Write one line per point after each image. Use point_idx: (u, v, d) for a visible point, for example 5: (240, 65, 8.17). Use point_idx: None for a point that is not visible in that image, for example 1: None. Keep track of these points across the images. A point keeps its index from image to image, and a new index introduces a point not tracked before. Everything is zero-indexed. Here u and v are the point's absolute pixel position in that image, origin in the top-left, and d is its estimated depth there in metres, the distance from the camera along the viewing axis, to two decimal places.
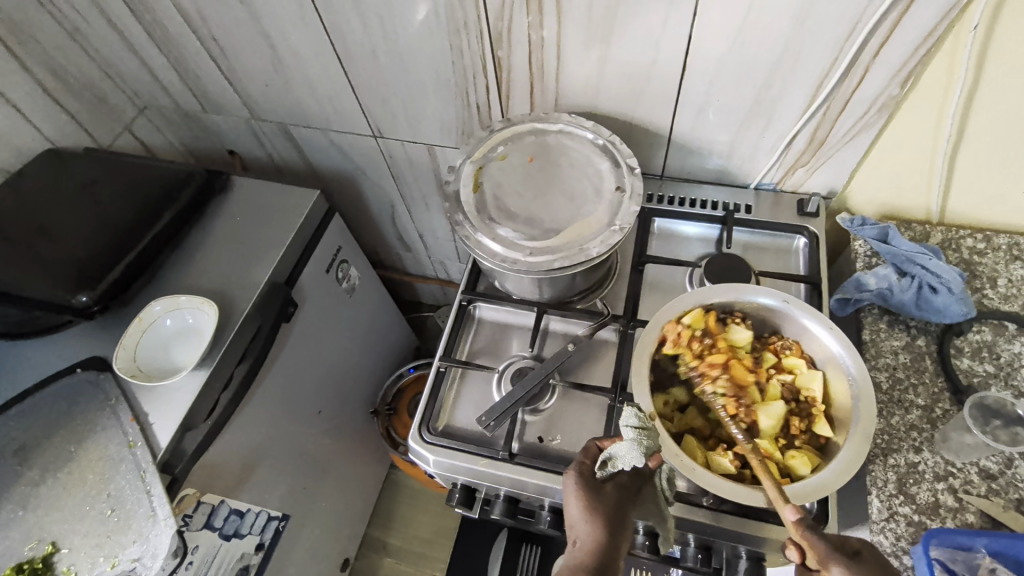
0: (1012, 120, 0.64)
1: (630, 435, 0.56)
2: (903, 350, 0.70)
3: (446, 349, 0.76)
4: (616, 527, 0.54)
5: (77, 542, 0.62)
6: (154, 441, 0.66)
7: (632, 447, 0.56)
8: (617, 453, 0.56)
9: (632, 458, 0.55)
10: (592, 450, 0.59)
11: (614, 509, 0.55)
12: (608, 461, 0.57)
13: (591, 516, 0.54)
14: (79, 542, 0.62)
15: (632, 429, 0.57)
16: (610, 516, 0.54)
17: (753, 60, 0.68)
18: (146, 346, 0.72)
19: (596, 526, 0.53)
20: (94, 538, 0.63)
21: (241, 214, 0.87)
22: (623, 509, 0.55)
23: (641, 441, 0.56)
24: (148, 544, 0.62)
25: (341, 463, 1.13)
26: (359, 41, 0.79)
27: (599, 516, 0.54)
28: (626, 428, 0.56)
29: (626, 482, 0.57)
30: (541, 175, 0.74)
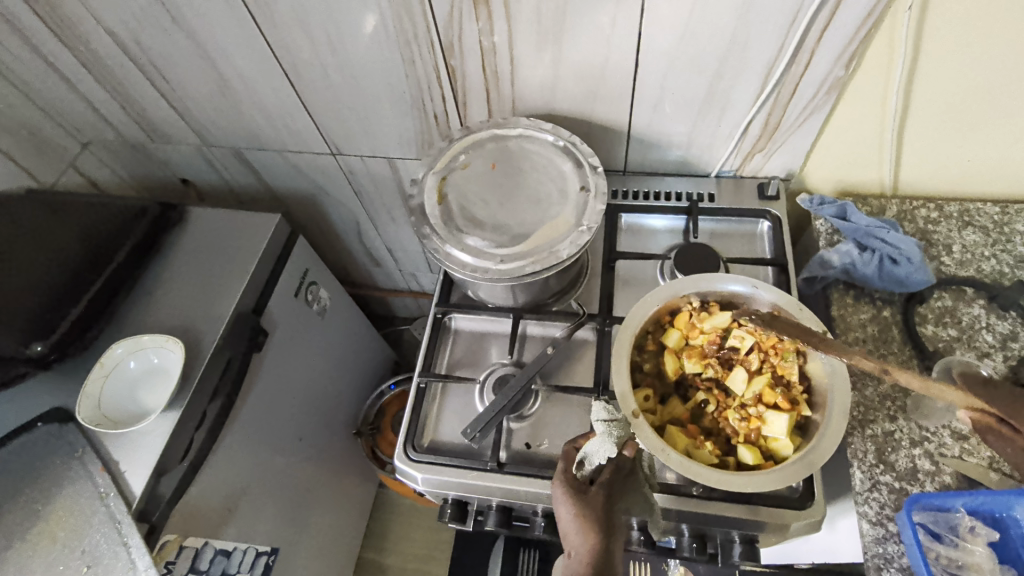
0: (952, 92, 0.67)
1: (601, 429, 0.58)
2: (870, 322, 0.72)
3: (425, 364, 0.75)
4: (606, 526, 0.54)
5: None
6: (127, 489, 0.63)
7: (604, 440, 0.57)
8: (590, 451, 0.58)
9: (605, 451, 0.57)
10: (570, 453, 0.60)
11: (602, 509, 0.54)
12: (585, 461, 0.58)
13: (581, 520, 0.54)
14: None
15: (602, 422, 0.59)
16: (600, 517, 0.54)
17: (703, 51, 0.69)
18: (110, 392, 0.69)
19: (586, 528, 0.53)
20: None
21: (200, 244, 0.84)
22: (611, 506, 0.55)
23: (612, 432, 0.58)
24: None
25: (329, 488, 1.11)
26: (308, 58, 0.77)
27: (589, 518, 0.54)
28: (597, 422, 0.58)
29: (608, 479, 0.56)
30: (504, 181, 0.74)
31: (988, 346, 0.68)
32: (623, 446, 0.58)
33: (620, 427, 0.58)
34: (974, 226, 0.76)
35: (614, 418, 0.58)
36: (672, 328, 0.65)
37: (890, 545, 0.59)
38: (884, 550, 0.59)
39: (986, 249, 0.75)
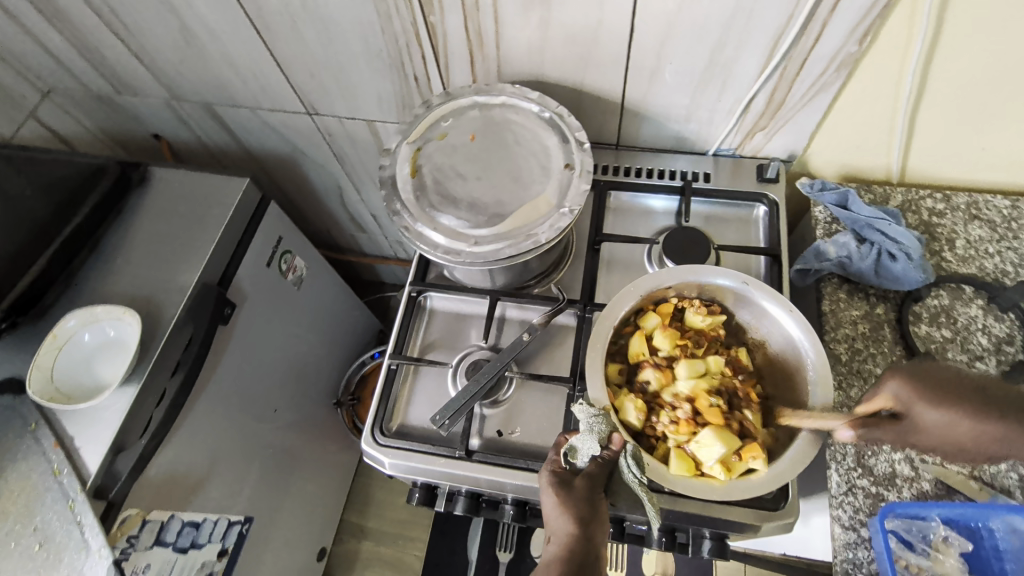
0: (972, 74, 0.61)
1: (583, 424, 0.54)
2: (862, 319, 0.69)
3: (397, 345, 0.72)
4: (590, 517, 0.51)
5: None
6: (81, 466, 0.61)
7: (587, 437, 0.54)
8: (578, 445, 0.54)
9: (589, 447, 0.54)
10: (559, 443, 0.57)
11: (586, 501, 0.52)
12: (573, 453, 0.55)
13: (564, 508, 0.51)
14: None
15: (585, 418, 0.54)
16: (583, 507, 0.51)
17: (706, 18, 0.63)
18: (64, 365, 0.66)
19: (569, 517, 0.50)
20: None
21: (164, 208, 0.80)
22: (596, 497, 0.52)
23: (595, 427, 0.54)
24: None
25: (309, 456, 1.10)
26: (276, 9, 0.71)
27: (572, 507, 0.51)
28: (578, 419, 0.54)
29: (595, 471, 0.53)
30: (485, 154, 0.69)
31: (982, 349, 0.66)
32: (609, 442, 0.55)
33: (602, 421, 0.54)
34: (981, 220, 0.72)
35: (597, 412, 0.54)
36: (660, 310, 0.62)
37: (860, 550, 0.57)
38: (853, 555, 0.57)
39: (991, 245, 0.71)
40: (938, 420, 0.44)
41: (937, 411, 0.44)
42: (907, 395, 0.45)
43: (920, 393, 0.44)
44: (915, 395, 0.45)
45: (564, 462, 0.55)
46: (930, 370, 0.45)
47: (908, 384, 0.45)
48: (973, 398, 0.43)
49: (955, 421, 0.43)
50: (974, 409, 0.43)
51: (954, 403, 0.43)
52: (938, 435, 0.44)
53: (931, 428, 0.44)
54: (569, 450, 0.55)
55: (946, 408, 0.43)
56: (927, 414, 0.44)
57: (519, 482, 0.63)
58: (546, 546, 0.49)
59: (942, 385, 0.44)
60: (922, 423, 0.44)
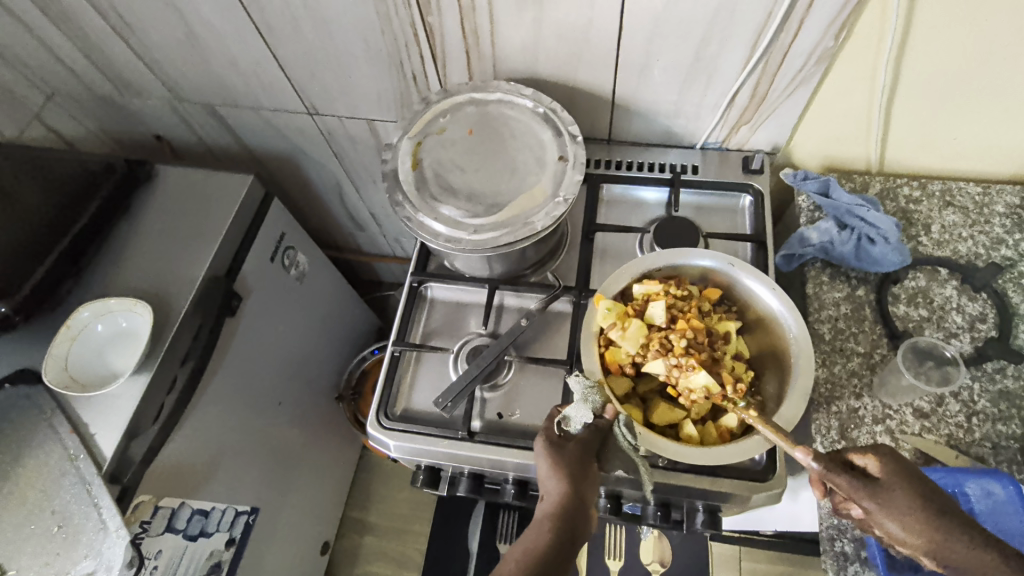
0: (940, 69, 0.65)
1: (578, 394, 0.57)
2: (844, 301, 0.72)
3: (400, 332, 0.75)
4: (581, 474, 0.54)
5: (26, 562, 0.61)
6: (97, 451, 0.64)
7: (581, 406, 0.56)
8: (570, 413, 0.57)
9: (582, 416, 0.56)
10: (551, 414, 0.59)
11: (578, 462, 0.54)
12: (566, 421, 0.57)
13: (556, 470, 0.54)
14: (28, 561, 0.61)
15: (579, 389, 0.57)
16: (576, 469, 0.54)
17: (690, 17, 0.66)
18: (78, 355, 0.69)
19: (561, 478, 0.53)
20: (43, 556, 0.61)
21: (171, 205, 0.82)
22: (588, 460, 0.55)
23: (588, 398, 0.56)
24: (101, 557, 0.61)
25: (311, 449, 1.12)
26: (278, 11, 0.74)
27: (564, 469, 0.54)
28: (573, 390, 0.57)
29: (587, 437, 0.56)
30: (482, 147, 0.72)
31: (957, 327, 0.69)
32: (602, 411, 0.57)
33: (596, 392, 0.56)
34: (954, 206, 0.76)
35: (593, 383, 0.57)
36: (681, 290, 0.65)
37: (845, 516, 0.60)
38: (838, 521, 0.60)
39: (964, 230, 0.75)
40: (894, 520, 0.45)
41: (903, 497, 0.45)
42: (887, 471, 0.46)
43: (895, 474, 0.45)
44: (893, 474, 0.46)
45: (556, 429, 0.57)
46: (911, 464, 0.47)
47: (891, 462, 0.46)
48: (936, 503, 0.44)
49: (905, 530, 0.44)
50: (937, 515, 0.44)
51: (920, 497, 0.44)
52: (895, 521, 0.44)
53: (882, 518, 0.45)
54: (562, 419, 0.57)
55: (912, 499, 0.44)
56: (897, 497, 0.45)
57: (521, 461, 0.66)
58: (539, 504, 0.53)
59: (915, 476, 0.46)
60: (888, 505, 0.45)
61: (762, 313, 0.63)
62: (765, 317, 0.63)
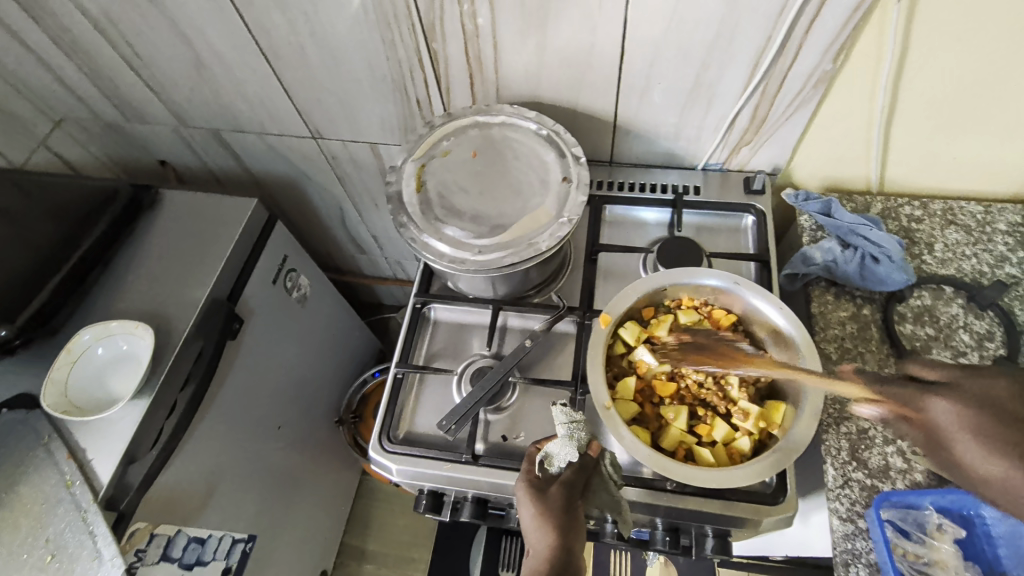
0: (937, 90, 0.66)
1: (561, 431, 0.58)
2: (850, 320, 0.72)
3: (402, 354, 0.74)
4: (567, 524, 0.54)
5: None
6: (94, 478, 0.63)
7: (565, 443, 0.57)
8: (553, 452, 0.58)
9: (565, 453, 0.57)
10: (531, 454, 0.59)
11: (562, 508, 0.54)
12: (547, 460, 0.58)
13: (542, 521, 0.53)
14: None
15: (564, 423, 0.58)
16: (559, 516, 0.54)
17: (690, 42, 0.68)
18: (79, 379, 0.68)
19: (548, 530, 0.53)
20: None
21: (175, 228, 0.82)
22: (573, 503, 0.55)
23: (572, 434, 0.57)
24: None
25: (311, 474, 1.10)
26: (285, 38, 0.75)
27: (550, 519, 0.53)
28: (557, 425, 0.58)
29: (571, 478, 0.56)
30: (486, 169, 0.73)
31: (965, 346, 0.69)
32: (587, 447, 0.58)
33: (580, 428, 0.57)
34: (956, 225, 0.76)
35: (574, 418, 0.58)
36: (689, 311, 0.65)
37: (859, 541, 0.58)
38: (852, 546, 0.58)
39: (967, 248, 0.75)
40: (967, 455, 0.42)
41: (956, 430, 0.43)
42: (925, 400, 0.45)
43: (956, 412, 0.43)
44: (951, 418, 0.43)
45: (538, 470, 0.58)
46: (977, 388, 0.44)
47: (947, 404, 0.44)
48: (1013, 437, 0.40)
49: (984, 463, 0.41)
50: (1010, 447, 0.40)
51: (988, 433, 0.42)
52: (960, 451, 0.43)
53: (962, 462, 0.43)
54: (544, 458, 0.58)
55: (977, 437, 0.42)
56: (952, 432, 0.43)
57: None
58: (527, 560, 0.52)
59: (984, 403, 0.43)
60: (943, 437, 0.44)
61: (766, 330, 0.63)
62: (770, 337, 0.63)
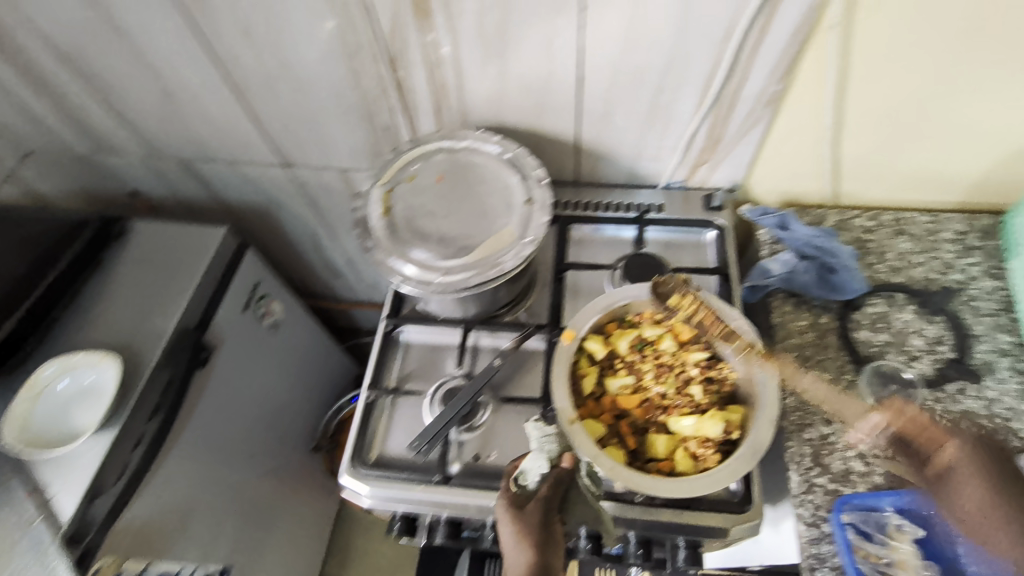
0: (879, 106, 0.70)
1: (535, 446, 0.62)
2: (808, 329, 0.74)
3: (373, 378, 0.74)
4: (544, 537, 0.58)
5: None
6: (55, 514, 0.62)
7: (538, 458, 0.61)
8: (528, 468, 0.61)
9: (539, 467, 0.60)
10: (508, 472, 0.62)
11: (540, 523, 0.58)
12: (523, 477, 0.60)
13: (521, 537, 0.57)
14: None
15: (537, 439, 0.62)
16: (538, 531, 0.57)
17: (644, 66, 0.71)
18: (41, 413, 0.68)
19: (527, 548, 0.56)
20: None
21: (143, 257, 0.82)
22: (549, 517, 0.59)
23: (545, 447, 0.61)
24: None
25: (288, 503, 1.09)
26: (252, 69, 0.77)
27: (528, 536, 0.57)
28: (531, 440, 0.62)
29: (548, 492, 0.59)
30: (453, 193, 0.75)
31: (918, 350, 0.71)
32: (560, 459, 0.61)
33: (552, 441, 0.61)
34: (906, 234, 0.80)
35: (547, 432, 0.62)
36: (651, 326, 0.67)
37: (824, 545, 0.60)
38: (817, 550, 0.60)
39: (917, 256, 0.78)
40: None
41: None
42: None
43: None
44: None
45: (515, 487, 0.60)
46: None
47: None
48: None
49: None
50: None
51: None
52: None
53: None
54: (519, 475, 0.60)
55: None
56: None
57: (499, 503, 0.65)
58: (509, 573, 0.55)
59: None
60: None
61: (726, 341, 0.65)
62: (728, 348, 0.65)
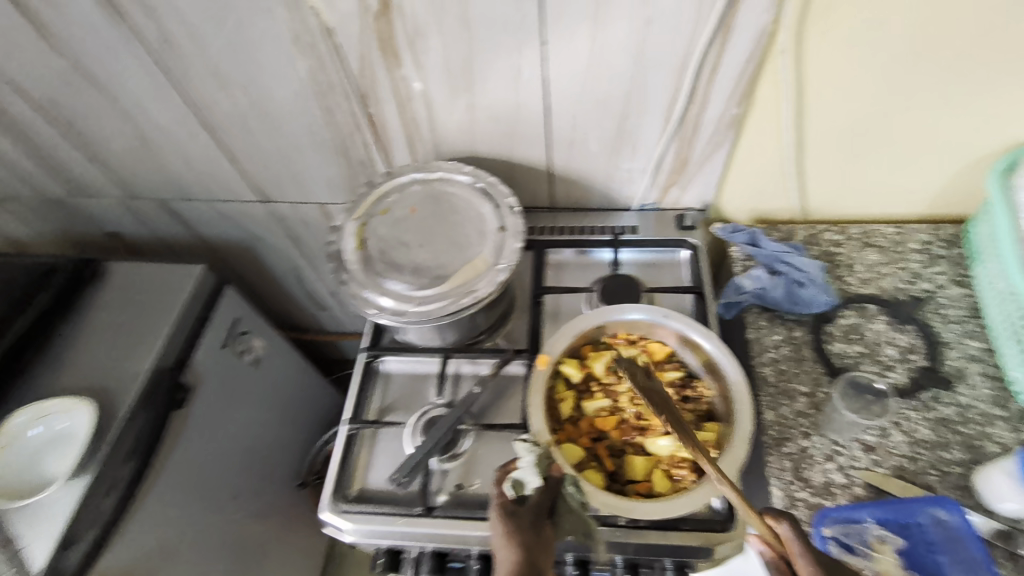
0: (836, 123, 0.73)
1: (526, 454, 0.57)
2: (783, 343, 0.75)
3: (353, 411, 0.74)
4: (536, 544, 0.51)
5: None
6: (25, 566, 0.61)
7: (529, 466, 0.56)
8: (523, 475, 0.56)
9: (533, 475, 0.56)
10: (499, 479, 0.57)
11: (532, 528, 0.52)
12: (517, 485, 0.56)
13: (511, 540, 0.51)
14: None
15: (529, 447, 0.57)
16: (530, 536, 0.52)
17: (607, 95, 0.73)
18: (11, 464, 0.66)
19: (516, 548, 0.50)
20: None
21: (119, 299, 0.82)
22: (542, 523, 0.53)
23: (537, 455, 0.57)
24: None
25: (275, 542, 1.06)
26: (225, 110, 0.79)
27: (518, 538, 0.51)
28: (522, 450, 0.57)
29: (539, 499, 0.54)
30: (426, 223, 0.76)
31: (890, 359, 0.72)
32: (550, 469, 0.57)
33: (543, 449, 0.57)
34: (873, 246, 0.82)
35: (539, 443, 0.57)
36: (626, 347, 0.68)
37: None
38: None
39: (885, 267, 0.80)
40: None
41: None
42: None
43: None
44: None
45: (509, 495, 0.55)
46: None
47: None
48: None
49: None
50: None
51: None
52: None
53: None
54: (514, 484, 0.56)
55: None
56: None
57: (482, 532, 0.64)
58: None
59: None
60: None
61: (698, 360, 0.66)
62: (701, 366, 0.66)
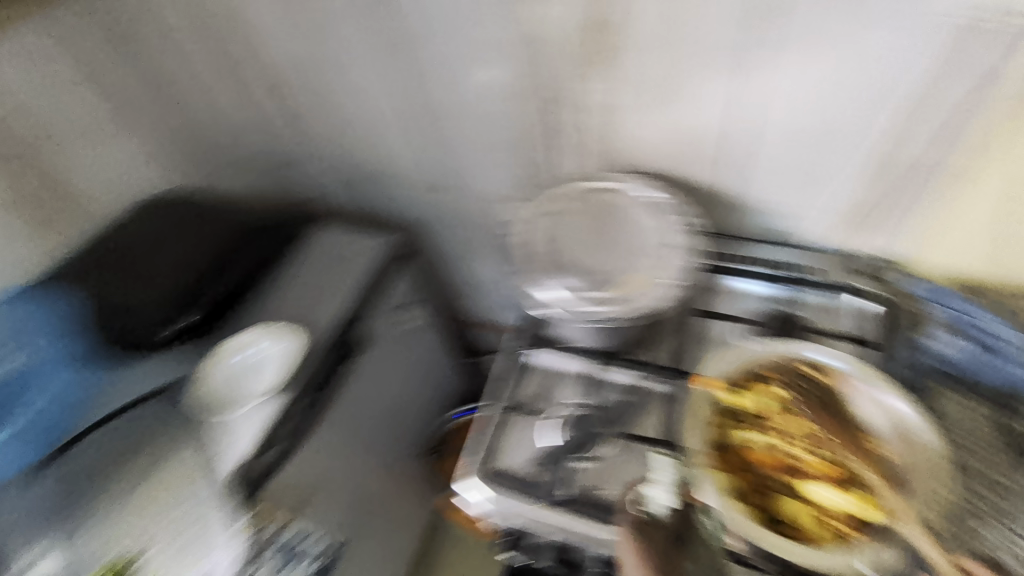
0: None
1: (661, 478, 0.64)
2: (982, 423, 0.67)
3: (507, 392, 0.79)
4: (663, 559, 0.59)
5: (162, 546, 0.66)
6: (235, 453, 0.73)
7: (663, 489, 0.63)
8: (654, 496, 0.63)
9: (665, 497, 0.63)
10: (629, 495, 0.65)
11: (661, 545, 0.60)
12: (647, 503, 0.63)
13: (640, 551, 0.59)
14: (164, 545, 0.66)
15: (664, 472, 0.65)
16: (659, 550, 0.59)
17: (815, 125, 0.70)
18: (218, 384, 0.77)
19: (643, 558, 0.58)
20: (177, 542, 0.67)
21: (324, 253, 0.96)
22: (669, 543, 0.60)
23: (672, 480, 0.64)
24: None
25: (399, 500, 1.15)
26: (440, 102, 0.88)
27: (648, 550, 0.59)
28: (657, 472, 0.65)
29: (669, 521, 0.62)
30: (602, 229, 0.79)
31: None
32: (683, 495, 0.63)
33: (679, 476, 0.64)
34: None
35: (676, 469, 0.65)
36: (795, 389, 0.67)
37: None
38: None
39: None
40: None
41: None
42: None
43: None
44: None
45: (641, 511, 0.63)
46: None
47: None
48: None
49: None
50: None
51: None
52: None
53: None
54: (645, 501, 0.63)
55: None
56: None
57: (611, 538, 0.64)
58: None
59: None
60: None
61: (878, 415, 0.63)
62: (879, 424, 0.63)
